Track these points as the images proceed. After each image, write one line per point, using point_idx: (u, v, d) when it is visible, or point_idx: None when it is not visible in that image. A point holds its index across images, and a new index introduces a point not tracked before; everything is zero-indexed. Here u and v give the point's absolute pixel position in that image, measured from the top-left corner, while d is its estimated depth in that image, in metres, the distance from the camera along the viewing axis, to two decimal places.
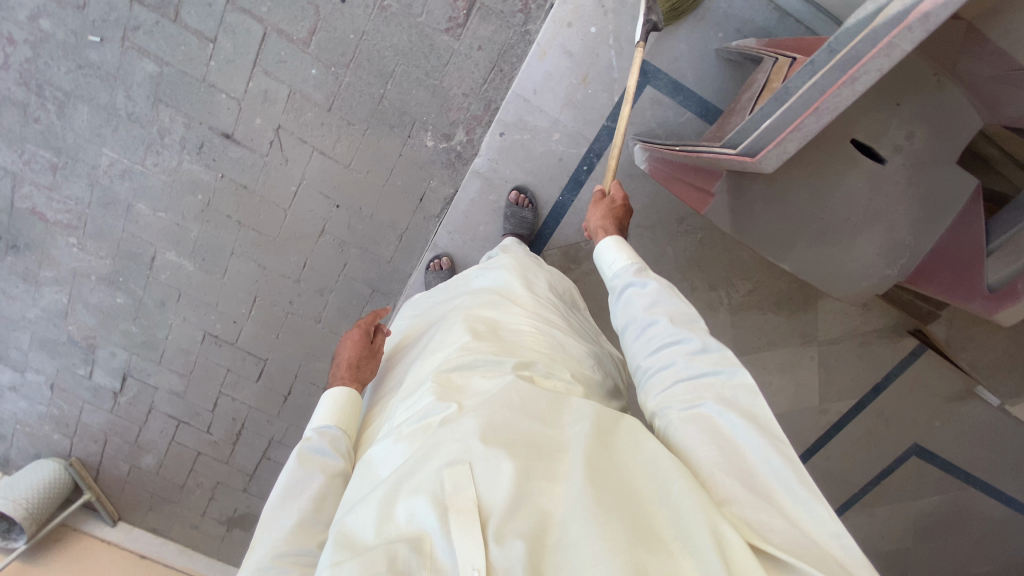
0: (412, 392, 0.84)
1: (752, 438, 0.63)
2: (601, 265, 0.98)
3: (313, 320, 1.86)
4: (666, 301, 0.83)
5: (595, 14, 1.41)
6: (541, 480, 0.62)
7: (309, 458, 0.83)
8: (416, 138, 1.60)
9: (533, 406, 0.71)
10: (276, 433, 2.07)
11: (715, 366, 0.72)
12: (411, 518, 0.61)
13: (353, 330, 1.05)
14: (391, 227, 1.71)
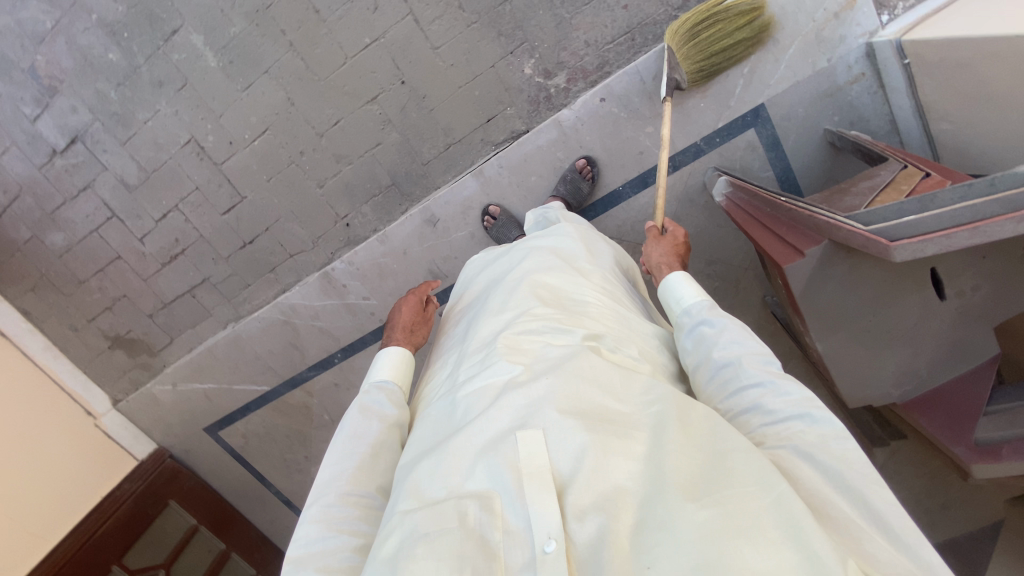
0: (479, 348, 0.89)
1: (841, 481, 0.63)
2: (668, 298, 1.00)
3: (315, 183, 1.71)
4: (739, 340, 0.83)
5: (747, 37, 1.36)
6: (615, 453, 0.67)
7: (369, 410, 0.91)
8: (516, 58, 1.47)
9: (603, 378, 0.76)
10: (215, 274, 1.89)
11: (793, 410, 0.72)
12: (484, 479, 0.68)
13: (409, 297, 1.17)
14: (443, 131, 1.58)
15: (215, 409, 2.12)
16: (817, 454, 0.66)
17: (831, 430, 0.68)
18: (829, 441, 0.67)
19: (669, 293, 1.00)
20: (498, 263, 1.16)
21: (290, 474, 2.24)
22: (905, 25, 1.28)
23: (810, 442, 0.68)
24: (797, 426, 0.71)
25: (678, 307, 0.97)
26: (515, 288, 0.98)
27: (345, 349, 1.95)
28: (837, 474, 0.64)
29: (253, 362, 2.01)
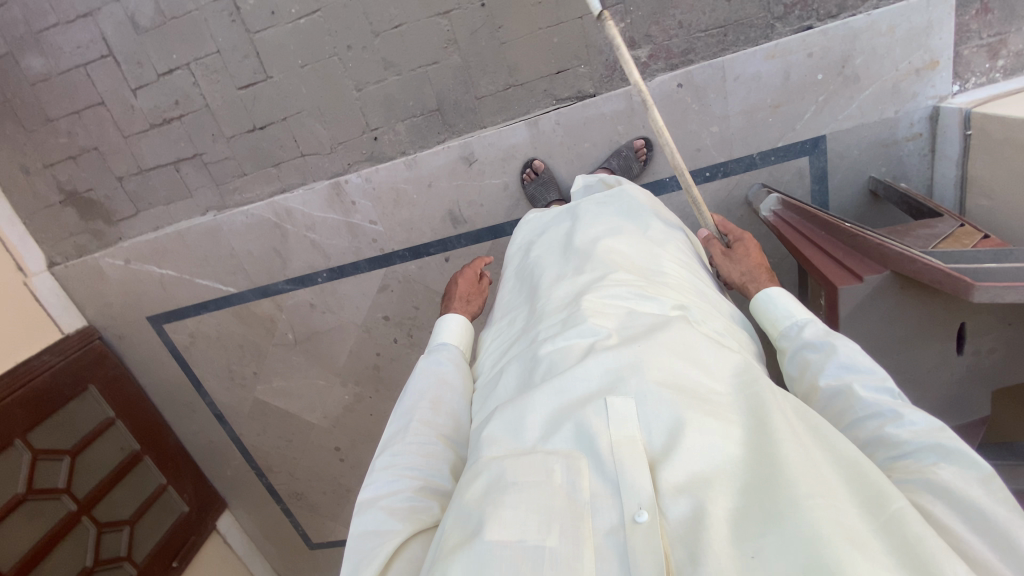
0: (560, 312, 0.90)
1: (971, 524, 0.58)
2: (767, 316, 1.00)
3: (353, 84, 1.57)
4: (852, 364, 0.80)
5: (832, 66, 1.38)
6: (712, 432, 0.67)
7: (429, 369, 1.00)
8: (606, 17, 1.41)
9: (694, 356, 0.77)
10: (208, 152, 1.70)
11: (921, 442, 0.67)
12: (570, 440, 0.70)
13: (465, 270, 1.26)
14: (507, 70, 1.50)
15: (166, 299, 1.91)
16: (946, 490, 0.61)
17: (965, 468, 0.62)
18: (962, 477, 0.62)
19: (767, 308, 0.99)
20: (568, 224, 1.14)
21: (232, 388, 2.07)
22: (976, 99, 1.33)
23: (936, 476, 0.63)
24: (926, 460, 0.66)
25: (785, 322, 0.96)
26: (596, 259, 0.98)
27: (332, 269, 1.81)
28: (971, 515, 0.59)
29: (225, 259, 1.83)
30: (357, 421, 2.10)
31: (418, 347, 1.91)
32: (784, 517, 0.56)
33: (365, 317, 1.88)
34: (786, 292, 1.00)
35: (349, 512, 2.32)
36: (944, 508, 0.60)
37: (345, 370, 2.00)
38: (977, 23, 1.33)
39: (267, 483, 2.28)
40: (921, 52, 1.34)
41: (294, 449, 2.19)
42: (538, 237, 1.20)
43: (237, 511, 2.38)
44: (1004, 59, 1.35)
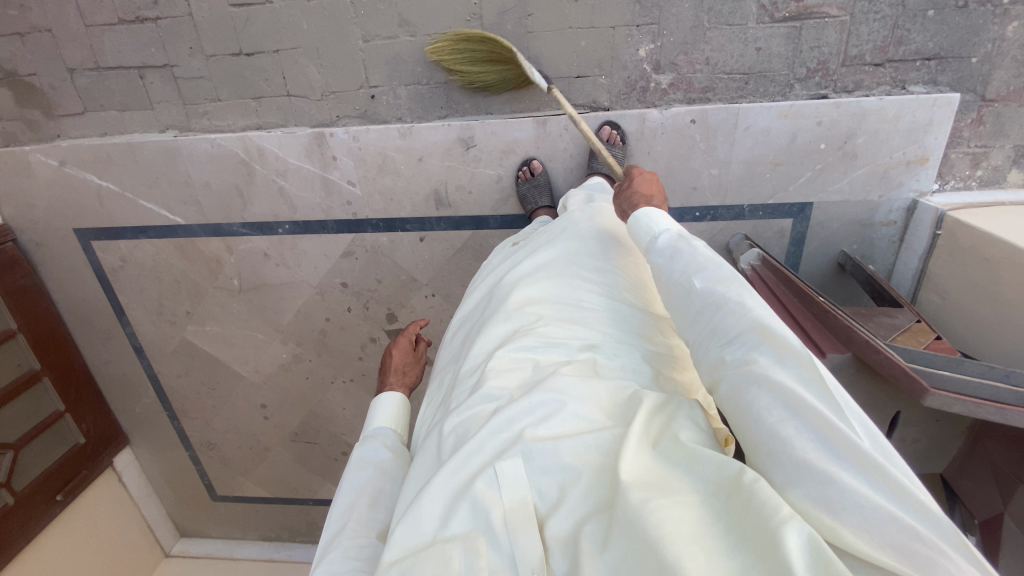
0: (472, 379, 0.90)
1: (792, 411, 0.58)
2: (632, 230, 0.98)
3: (360, 34, 1.45)
4: (689, 262, 0.83)
5: (836, 138, 1.41)
6: (589, 471, 0.67)
7: (361, 461, 0.94)
8: (638, 34, 1.38)
9: (577, 390, 0.78)
10: (181, 65, 1.52)
11: (744, 327, 0.68)
12: (468, 520, 0.68)
13: (399, 340, 1.22)
14: (527, 62, 1.44)
15: (100, 214, 1.73)
16: (773, 381, 0.61)
17: (780, 352, 0.63)
18: (780, 364, 0.62)
19: (630, 229, 0.98)
20: (495, 279, 1.16)
21: (158, 322, 1.91)
22: (951, 202, 1.42)
23: (762, 369, 0.63)
24: (751, 344, 0.66)
25: (646, 237, 0.94)
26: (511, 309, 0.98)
27: (296, 223, 1.69)
28: (791, 400, 0.58)
29: (178, 185, 1.66)
30: (291, 382, 2.00)
31: (371, 320, 1.84)
32: (629, 530, 0.56)
33: (322, 279, 1.79)
34: (655, 209, 0.98)
35: (263, 470, 2.24)
36: (768, 400, 0.60)
37: (288, 329, 1.89)
38: (970, 131, 1.40)
39: (178, 427, 2.14)
40: (916, 146, 1.41)
41: (215, 398, 2.06)
42: (468, 300, 1.21)
43: (138, 450, 2.23)
44: (983, 170, 1.44)
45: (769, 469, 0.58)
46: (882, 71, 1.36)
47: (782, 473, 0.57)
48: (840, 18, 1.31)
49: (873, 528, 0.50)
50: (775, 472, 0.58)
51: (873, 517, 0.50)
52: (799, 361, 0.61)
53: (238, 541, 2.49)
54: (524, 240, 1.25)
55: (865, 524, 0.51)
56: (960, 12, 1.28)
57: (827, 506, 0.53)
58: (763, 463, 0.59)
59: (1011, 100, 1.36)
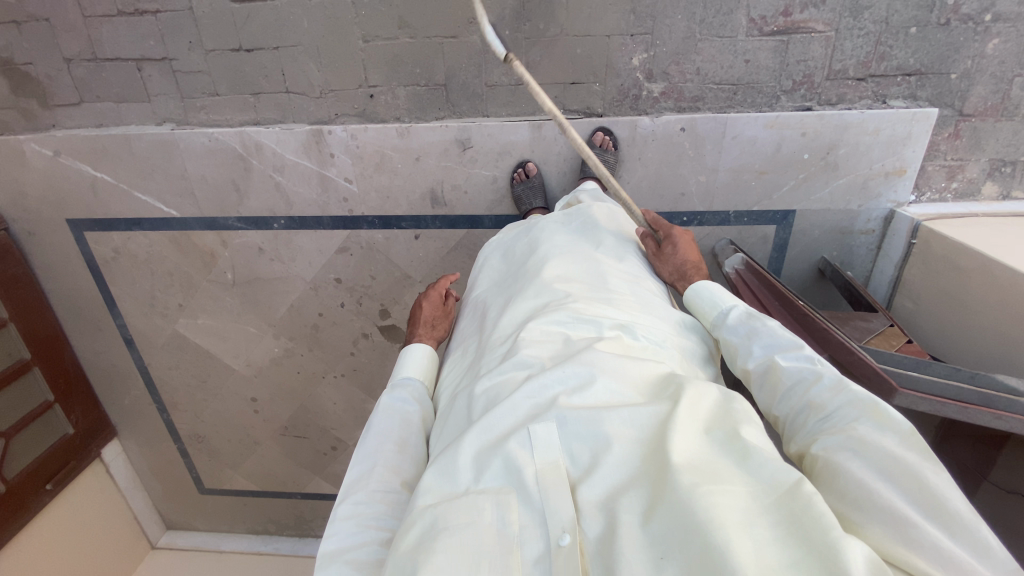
0: (504, 347, 0.92)
1: (888, 472, 0.63)
2: (700, 308, 1.06)
3: (360, 34, 1.47)
4: (774, 340, 0.89)
5: (819, 149, 1.47)
6: (626, 444, 0.71)
7: (390, 409, 0.96)
8: (632, 43, 1.42)
9: (612, 367, 0.81)
10: (180, 59, 1.53)
11: (841, 401, 0.75)
12: (499, 476, 0.71)
13: (428, 293, 1.24)
14: (523, 67, 1.48)
15: (94, 205, 1.73)
16: (871, 445, 0.66)
17: (879, 421, 0.69)
18: (879, 431, 0.68)
19: (697, 301, 1.07)
20: (520, 250, 1.19)
21: (150, 314, 1.91)
22: (926, 213, 1.48)
23: (861, 435, 0.68)
24: (849, 415, 0.72)
25: (713, 312, 1.02)
26: (544, 287, 1.01)
27: (292, 218, 1.71)
28: (888, 463, 0.64)
29: (174, 178, 1.67)
30: (282, 376, 2.01)
31: (364, 316, 1.87)
32: (673, 504, 0.60)
33: (316, 275, 1.80)
34: (710, 282, 1.08)
35: (251, 464, 2.25)
36: (863, 460, 0.66)
37: (280, 323, 1.91)
38: (947, 145, 1.46)
39: (167, 419, 2.14)
40: (895, 158, 1.47)
41: (205, 391, 2.07)
42: (489, 268, 1.23)
43: (126, 442, 2.22)
44: (957, 183, 1.50)
45: (851, 514, 0.63)
46: (864, 85, 1.42)
47: (866, 516, 0.61)
48: (826, 33, 1.37)
49: (957, 574, 0.54)
50: (858, 513, 0.62)
51: (960, 568, 0.54)
52: (900, 430, 0.67)
53: (225, 535, 2.50)
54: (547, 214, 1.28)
55: (945, 569, 0.54)
56: (939, 30, 1.34)
57: (909, 547, 0.57)
58: (847, 514, 0.63)
59: (986, 116, 1.42)
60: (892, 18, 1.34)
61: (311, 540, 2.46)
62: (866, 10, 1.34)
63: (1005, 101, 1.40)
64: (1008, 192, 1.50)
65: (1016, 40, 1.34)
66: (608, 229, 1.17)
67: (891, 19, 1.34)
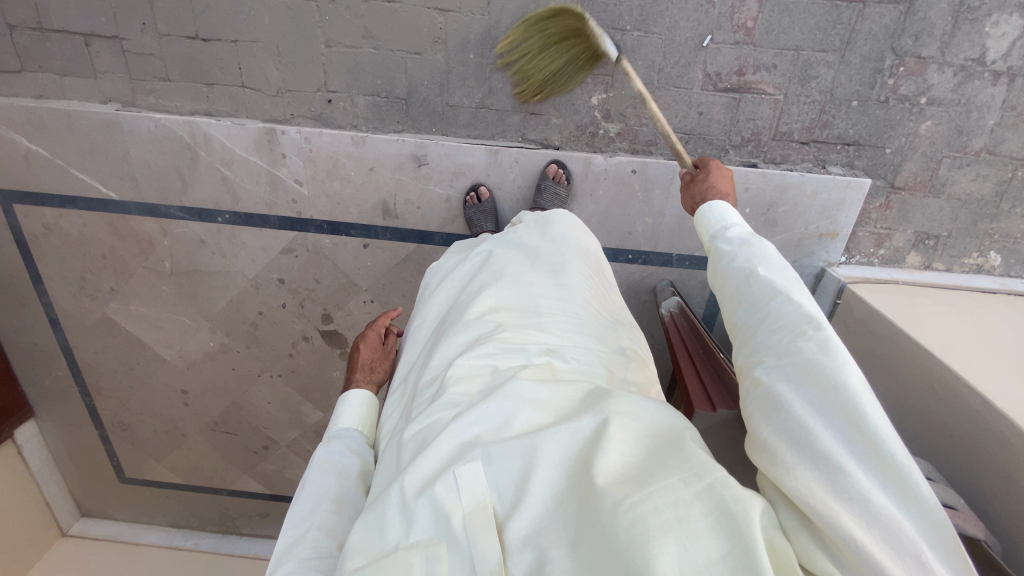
0: (432, 387, 0.86)
1: (825, 407, 0.61)
2: (703, 222, 1.01)
3: (323, 38, 1.45)
4: (758, 256, 0.84)
5: (759, 205, 1.53)
6: (552, 470, 0.66)
7: (326, 464, 0.92)
8: (591, 83, 1.45)
9: (539, 393, 0.77)
10: (131, 39, 1.48)
11: (802, 322, 0.69)
12: (430, 526, 0.67)
13: (365, 334, 1.18)
14: (485, 93, 1.49)
15: (26, 178, 1.64)
16: (815, 375, 0.62)
17: (826, 348, 0.64)
18: (832, 358, 0.63)
19: (703, 218, 1.01)
20: (455, 282, 1.14)
21: (79, 296, 1.83)
22: (853, 275, 1.56)
23: (809, 359, 0.64)
24: (805, 335, 0.67)
25: (717, 228, 0.97)
26: (473, 316, 0.96)
27: (237, 214, 1.67)
28: (824, 396, 0.61)
29: (116, 160, 1.61)
30: (215, 371, 1.96)
31: (306, 319, 1.84)
32: (602, 532, 0.56)
33: (258, 272, 1.77)
34: (721, 203, 1.02)
35: (177, 456, 2.18)
36: (800, 395, 0.63)
37: (218, 317, 1.86)
38: (877, 214, 1.54)
39: (89, 404, 2.06)
40: (828, 221, 1.54)
41: (134, 379, 2.00)
42: (428, 294, 1.18)
43: (43, 424, 2.12)
44: (884, 250, 1.58)
45: (780, 448, 0.62)
46: (807, 149, 1.49)
47: (791, 453, 0.61)
48: (774, 96, 1.43)
49: (871, 522, 0.54)
50: (784, 448, 0.62)
51: (873, 517, 0.54)
52: (839, 362, 0.62)
53: (144, 526, 2.41)
54: (487, 238, 1.22)
55: (860, 517, 0.54)
56: (879, 106, 1.41)
57: (832, 494, 0.56)
58: (775, 443, 0.63)
59: (915, 191, 1.50)
60: (837, 90, 1.41)
61: (234, 538, 2.41)
62: (814, 79, 1.40)
63: (935, 178, 1.47)
64: (930, 263, 1.58)
65: (949, 124, 1.41)
66: (536, 245, 1.12)
67: (836, 90, 1.41)
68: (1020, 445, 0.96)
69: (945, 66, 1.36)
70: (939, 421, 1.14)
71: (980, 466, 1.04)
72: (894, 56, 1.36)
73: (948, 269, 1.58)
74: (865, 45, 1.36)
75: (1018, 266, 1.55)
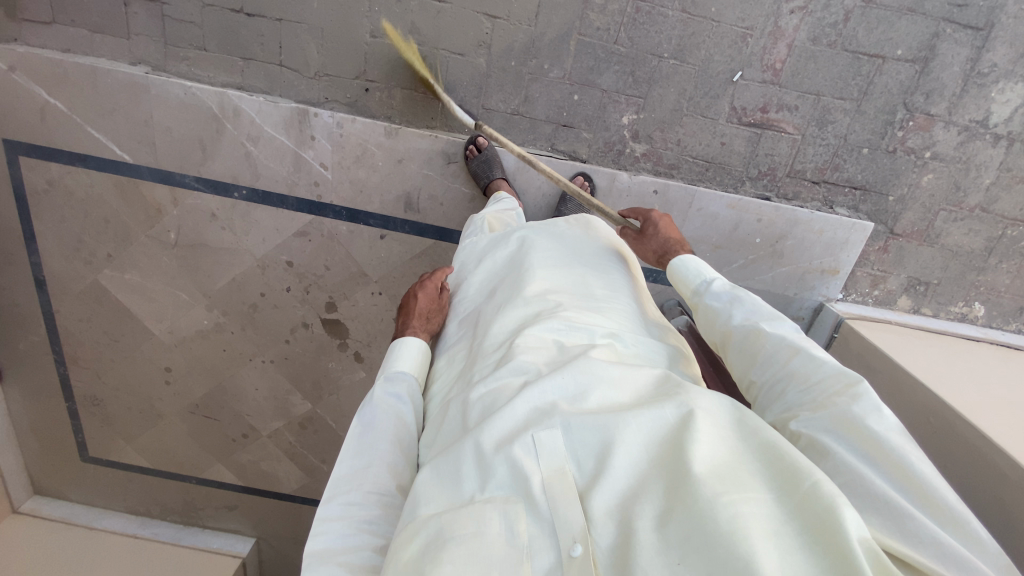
0: (496, 355, 0.89)
1: (875, 458, 0.66)
2: (679, 274, 1.08)
3: (369, 28, 1.47)
4: (755, 309, 0.92)
5: (769, 237, 1.61)
6: (634, 446, 0.69)
7: (384, 403, 0.94)
8: (623, 103, 1.51)
9: (612, 373, 0.79)
10: (173, 4, 1.47)
11: (826, 373, 0.77)
12: (505, 485, 0.69)
13: (426, 283, 1.17)
14: (520, 100, 1.53)
15: (38, 130, 1.59)
16: (856, 425, 0.69)
17: (859, 398, 0.71)
18: (866, 407, 0.70)
19: (678, 271, 1.09)
20: (503, 254, 1.17)
21: (72, 259, 1.76)
22: (850, 312, 1.64)
23: (845, 411, 0.71)
24: (833, 390, 0.75)
25: (696, 279, 1.04)
26: (532, 296, 0.99)
27: (255, 191, 1.65)
28: (871, 446, 0.67)
29: (136, 123, 1.57)
30: (205, 351, 1.90)
31: (309, 306, 1.81)
32: (694, 511, 0.58)
33: (267, 253, 1.74)
34: (692, 257, 1.09)
35: (148, 438, 2.08)
36: (846, 444, 0.69)
37: (217, 295, 1.81)
38: (876, 256, 1.63)
39: (62, 374, 1.95)
40: (830, 259, 1.63)
41: (116, 352, 1.91)
42: (474, 264, 1.21)
43: (8, 391, 2.00)
44: (879, 291, 1.67)
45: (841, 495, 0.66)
46: (818, 189, 1.57)
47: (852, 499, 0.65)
48: (793, 135, 1.52)
49: (952, 564, 0.56)
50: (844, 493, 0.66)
51: (950, 555, 0.57)
52: (872, 411, 0.69)
53: (99, 511, 2.28)
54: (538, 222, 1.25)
55: (938, 557, 0.57)
56: (888, 156, 1.51)
57: (906, 540, 0.59)
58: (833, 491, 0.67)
59: (912, 239, 1.60)
60: (851, 136, 1.50)
61: (196, 530, 2.30)
62: (831, 124, 1.50)
63: (930, 228, 1.58)
64: (919, 308, 1.67)
65: (948, 179, 1.52)
66: (591, 243, 1.15)
67: (850, 136, 1.50)
68: (1014, 480, 1.02)
69: (950, 125, 1.47)
70: (935, 453, 1.20)
71: (973, 497, 1.09)
72: (905, 111, 1.47)
73: (935, 315, 1.68)
74: (880, 97, 1.46)
75: (998, 319, 1.66)
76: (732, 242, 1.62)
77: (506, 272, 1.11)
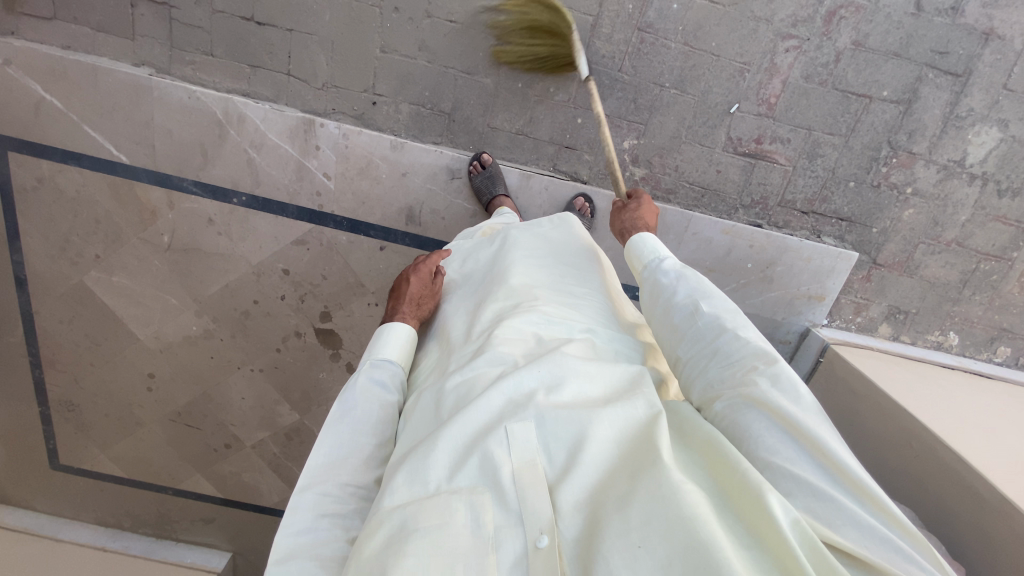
0: (476, 347, 0.91)
1: (794, 437, 0.68)
2: (633, 253, 1.09)
3: (380, 43, 1.49)
4: (695, 286, 0.92)
5: (760, 263, 1.67)
6: (603, 439, 0.71)
7: (367, 392, 0.93)
8: (625, 128, 1.56)
9: (586, 369, 0.82)
10: (182, 9, 1.47)
11: (749, 353, 0.79)
12: (475, 474, 0.70)
13: (420, 267, 1.14)
14: (526, 121, 1.56)
15: (31, 127, 1.55)
16: (772, 404, 0.70)
17: (775, 380, 0.73)
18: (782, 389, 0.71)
19: (634, 249, 1.09)
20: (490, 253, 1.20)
21: (57, 259, 1.71)
22: (835, 337, 1.71)
23: (763, 391, 0.72)
24: (754, 369, 0.76)
25: (650, 257, 1.05)
26: (513, 293, 1.01)
27: (254, 198, 1.63)
28: (788, 424, 0.68)
29: (136, 124, 1.55)
30: (191, 358, 1.85)
31: (303, 314, 1.79)
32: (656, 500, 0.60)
33: (262, 260, 1.72)
34: (648, 236, 1.10)
35: (124, 446, 2.01)
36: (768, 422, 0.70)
37: (208, 300, 1.77)
38: (860, 284, 1.70)
39: (37, 377, 1.88)
40: (817, 286, 1.69)
41: (97, 356, 1.85)
42: (463, 262, 1.24)
43: None
44: (861, 318, 1.74)
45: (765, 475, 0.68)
46: (807, 218, 1.64)
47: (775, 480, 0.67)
48: (785, 166, 1.58)
49: (870, 541, 0.59)
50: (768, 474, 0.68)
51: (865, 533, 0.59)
52: (789, 391, 0.71)
53: (66, 522, 2.19)
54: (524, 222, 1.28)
55: (856, 536, 0.59)
56: (872, 190, 1.59)
57: (822, 520, 0.61)
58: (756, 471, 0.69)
59: (893, 269, 1.68)
60: (839, 170, 1.58)
61: (169, 543, 2.23)
62: (820, 157, 1.57)
63: (909, 260, 1.66)
64: (898, 335, 1.75)
65: (927, 214, 1.61)
66: (571, 245, 1.18)
67: (837, 170, 1.58)
68: (993, 503, 1.08)
69: (930, 164, 1.56)
70: (918, 477, 1.25)
71: (954, 520, 1.14)
72: (889, 149, 1.55)
73: (913, 342, 1.76)
74: (866, 135, 1.54)
75: (971, 348, 1.74)
76: (724, 266, 1.68)
77: (491, 271, 1.14)
